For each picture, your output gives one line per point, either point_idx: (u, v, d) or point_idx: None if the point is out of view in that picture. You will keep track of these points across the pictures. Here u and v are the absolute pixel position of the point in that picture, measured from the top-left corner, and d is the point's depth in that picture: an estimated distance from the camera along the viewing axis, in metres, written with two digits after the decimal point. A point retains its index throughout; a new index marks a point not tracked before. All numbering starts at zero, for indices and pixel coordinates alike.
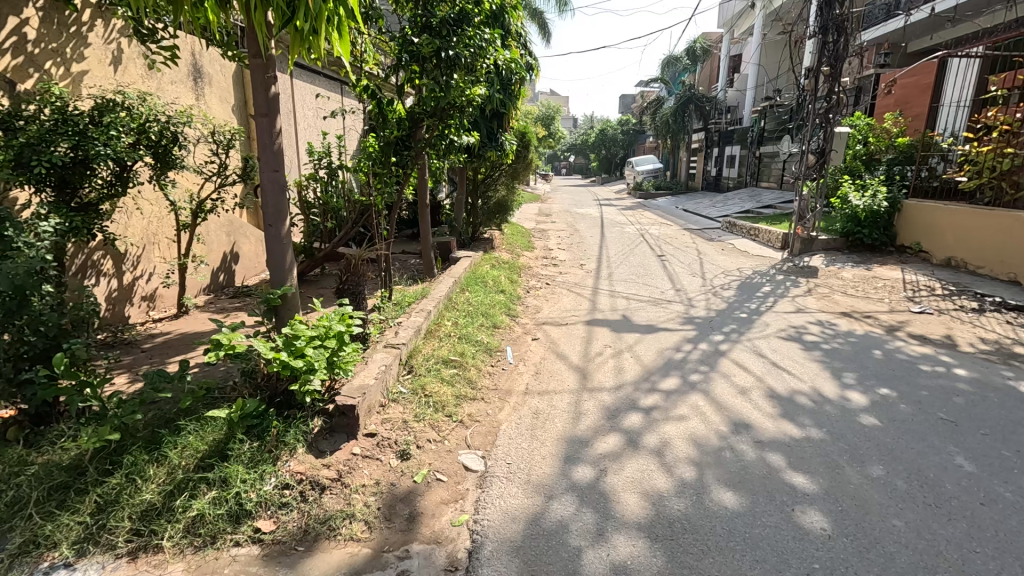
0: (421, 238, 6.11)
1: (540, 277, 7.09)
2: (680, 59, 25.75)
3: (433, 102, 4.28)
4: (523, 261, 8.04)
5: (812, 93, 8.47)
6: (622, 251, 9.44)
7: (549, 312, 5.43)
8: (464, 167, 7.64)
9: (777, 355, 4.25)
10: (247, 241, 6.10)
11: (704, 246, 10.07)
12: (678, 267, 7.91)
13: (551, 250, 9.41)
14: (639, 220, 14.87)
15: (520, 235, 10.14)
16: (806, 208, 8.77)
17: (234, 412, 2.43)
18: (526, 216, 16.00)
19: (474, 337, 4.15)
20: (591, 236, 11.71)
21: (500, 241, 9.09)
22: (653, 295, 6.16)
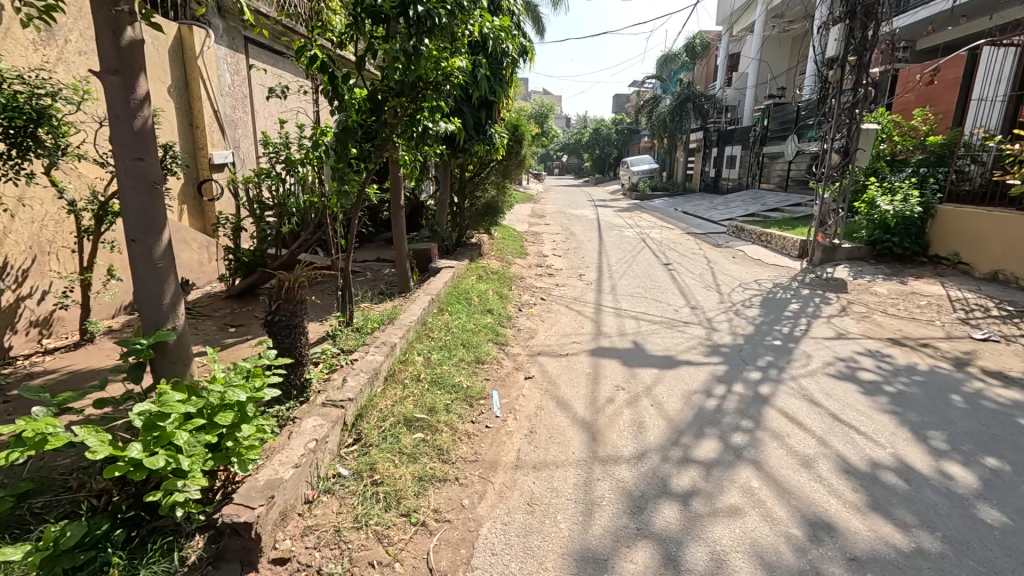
0: (394, 247, 5.17)
1: (534, 291, 6.18)
2: (678, 56, 25.02)
3: (399, 76, 3.35)
4: (515, 270, 7.12)
5: (836, 86, 7.64)
6: (624, 258, 8.57)
7: (545, 338, 4.51)
8: (449, 163, 6.70)
9: (833, 402, 3.36)
10: (185, 248, 5.15)
11: (713, 253, 9.23)
12: (690, 279, 7.04)
13: (546, 257, 8.50)
14: (638, 223, 14.03)
15: (511, 240, 9.24)
16: (827, 212, 7.92)
17: (39, 552, 1.46)
18: (518, 217, 15.10)
19: (450, 381, 3.23)
20: (588, 240, 10.82)
21: (489, 247, 8.16)
22: (666, 315, 5.26)
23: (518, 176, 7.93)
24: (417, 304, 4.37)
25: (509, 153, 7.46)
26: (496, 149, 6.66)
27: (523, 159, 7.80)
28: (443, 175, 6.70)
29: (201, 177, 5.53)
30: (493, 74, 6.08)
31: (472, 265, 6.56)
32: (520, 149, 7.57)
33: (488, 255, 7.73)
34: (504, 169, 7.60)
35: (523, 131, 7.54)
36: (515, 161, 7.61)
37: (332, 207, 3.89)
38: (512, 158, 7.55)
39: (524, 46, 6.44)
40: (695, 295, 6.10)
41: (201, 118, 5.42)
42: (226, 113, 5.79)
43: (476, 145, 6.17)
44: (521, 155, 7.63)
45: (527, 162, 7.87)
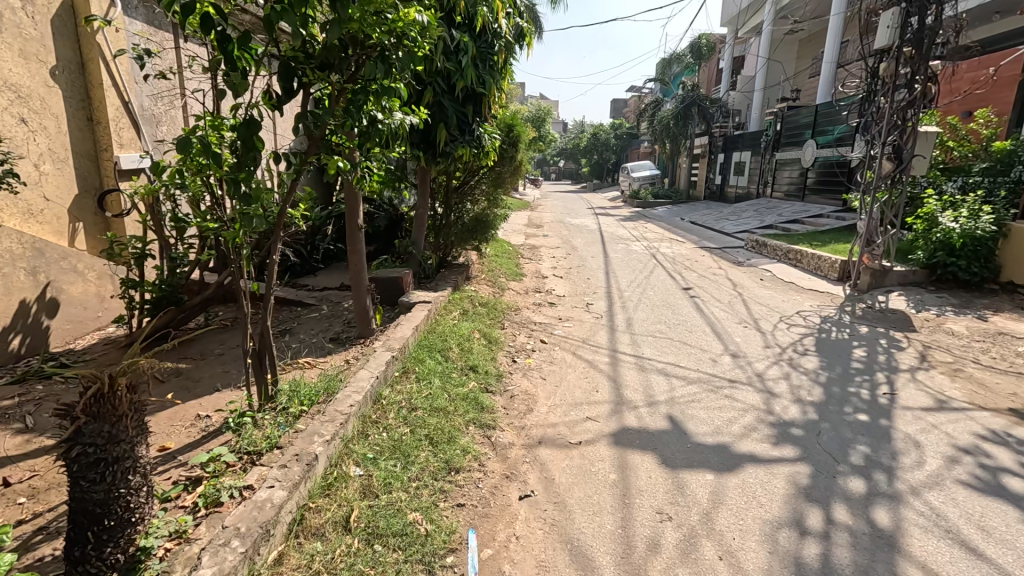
0: (349, 280, 3.95)
1: (532, 329, 4.99)
2: (681, 58, 23.95)
3: (319, 34, 2.08)
4: (509, 299, 5.93)
5: (888, 82, 6.49)
6: (636, 281, 7.39)
7: (547, 412, 3.29)
8: (428, 170, 5.49)
9: (1001, 550, 2.15)
10: (74, 279, 3.92)
11: (736, 273, 8.05)
12: (719, 311, 5.85)
13: (545, 280, 7.30)
14: (644, 234, 12.88)
15: (505, 258, 8.04)
16: (875, 229, 6.77)
17: None
18: (514, 228, 13.93)
19: (397, 528, 2.00)
20: (592, 256, 9.65)
21: (479, 268, 6.96)
22: (704, 371, 4.06)
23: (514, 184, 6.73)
24: (370, 366, 3.15)
25: (503, 156, 6.24)
26: (486, 153, 5.46)
27: (520, 165, 6.59)
28: (419, 184, 5.49)
29: (105, 186, 4.30)
30: (481, 60, 4.87)
31: (457, 295, 5.34)
32: (516, 152, 6.35)
33: (476, 278, 6.52)
34: (497, 177, 6.39)
35: (521, 132, 6.33)
36: (510, 167, 6.41)
37: (237, 238, 2.63)
38: (506, 164, 6.34)
39: (520, 27, 5.26)
40: (732, 337, 4.91)
41: (103, 112, 4.19)
42: (145, 107, 4.57)
43: (460, 149, 4.97)
44: (517, 160, 6.42)
45: (524, 168, 6.67)
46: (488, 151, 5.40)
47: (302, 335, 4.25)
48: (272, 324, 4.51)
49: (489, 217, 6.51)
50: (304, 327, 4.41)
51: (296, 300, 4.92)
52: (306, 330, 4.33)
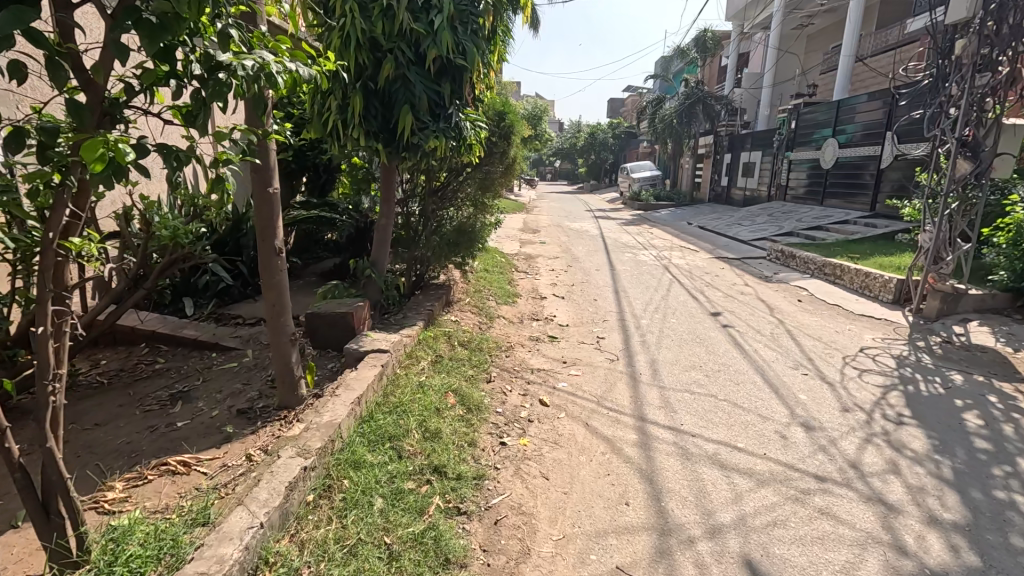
0: (266, 326, 2.75)
1: (528, 381, 3.76)
2: (688, 49, 22.39)
3: None
4: (499, 332, 4.70)
5: (963, 63, 5.31)
6: (653, 303, 6.19)
7: (554, 557, 2.06)
8: (395, 169, 4.18)
9: None
10: None
11: (767, 293, 6.86)
12: (764, 350, 4.65)
13: (543, 302, 6.09)
14: (650, 242, 11.69)
15: (496, 274, 6.80)
16: (944, 244, 5.59)
17: None
18: (509, 233, 12.72)
19: None
20: (596, 268, 8.45)
21: (464, 290, 5.72)
22: (775, 458, 2.84)
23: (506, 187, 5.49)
24: (262, 490, 1.89)
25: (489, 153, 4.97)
26: (469, 148, 4.20)
27: (515, 165, 5.34)
28: (382, 187, 4.17)
29: None
30: (460, 23, 3.64)
31: (431, 332, 4.10)
32: (508, 149, 5.11)
33: (459, 303, 5.29)
34: (485, 179, 5.11)
35: (515, 124, 5.09)
36: (501, 168, 5.15)
37: None
38: (498, 163, 5.10)
39: None
40: (794, 394, 3.70)
41: None
42: None
43: (433, 141, 3.69)
44: (509, 158, 5.17)
45: (519, 169, 5.43)
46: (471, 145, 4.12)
47: (201, 402, 2.98)
48: (168, 381, 3.24)
49: (474, 228, 5.28)
50: (209, 388, 3.15)
51: (212, 343, 3.66)
52: (209, 394, 3.06)
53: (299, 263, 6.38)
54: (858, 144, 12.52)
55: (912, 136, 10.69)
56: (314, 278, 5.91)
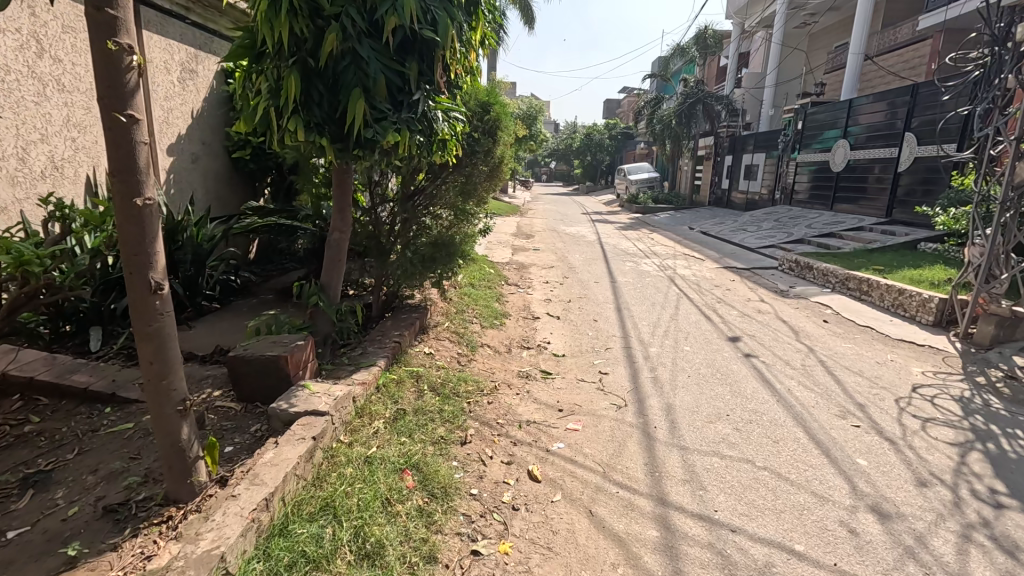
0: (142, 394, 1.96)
1: (515, 441, 2.97)
2: (688, 48, 21.74)
3: None
4: (482, 368, 3.91)
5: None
6: (661, 325, 5.41)
7: None
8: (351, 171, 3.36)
9: None
10: None
11: (787, 312, 6.12)
12: (800, 389, 3.88)
13: (535, 324, 5.32)
14: (651, 249, 10.94)
15: (483, 290, 6.01)
16: (998, 259, 4.84)
17: None
18: (501, 239, 11.92)
19: None
20: (594, 280, 7.68)
21: (444, 311, 4.93)
22: (850, 572, 2.06)
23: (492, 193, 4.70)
24: None
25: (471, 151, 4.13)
26: (442, 144, 3.39)
27: (503, 168, 4.53)
28: (334, 192, 3.34)
29: None
30: None
31: (395, 374, 3.32)
32: (495, 147, 4.29)
33: (437, 329, 4.49)
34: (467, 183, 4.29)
35: (503, 119, 4.28)
36: (486, 170, 4.34)
37: None
38: (483, 165, 4.29)
39: None
40: (851, 458, 2.93)
41: None
42: None
43: (391, 135, 2.87)
44: (495, 159, 4.36)
45: (508, 172, 4.64)
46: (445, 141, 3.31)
47: (60, 490, 2.17)
48: (31, 453, 2.43)
49: (454, 240, 4.48)
50: (81, 466, 2.33)
51: (107, 394, 2.85)
52: (77, 476, 2.26)
53: (256, 277, 5.57)
54: (869, 146, 11.83)
55: (932, 137, 9.97)
56: (270, 296, 5.11)
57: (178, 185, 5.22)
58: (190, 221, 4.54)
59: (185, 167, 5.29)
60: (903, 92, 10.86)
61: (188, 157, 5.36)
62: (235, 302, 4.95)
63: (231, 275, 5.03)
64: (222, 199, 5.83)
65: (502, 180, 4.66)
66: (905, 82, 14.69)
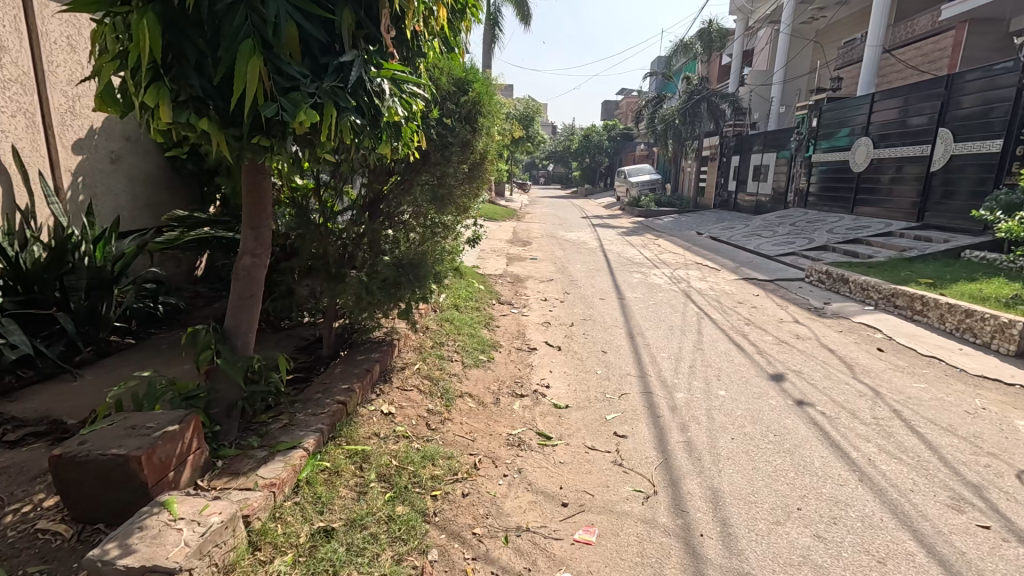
0: None
1: (498, 572, 1.98)
2: (691, 44, 20.86)
3: None
4: (458, 434, 2.93)
5: None
6: (683, 358, 4.45)
7: None
8: (270, 170, 2.36)
9: None
10: None
11: (830, 337, 5.16)
12: (883, 457, 2.92)
13: (531, 359, 4.34)
14: (659, 257, 10.00)
15: (468, 315, 5.03)
16: None
17: None
18: (495, 247, 10.97)
19: None
20: (599, 296, 6.72)
21: (416, 347, 3.95)
22: None
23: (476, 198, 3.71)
24: None
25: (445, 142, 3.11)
26: (399, 131, 2.36)
27: (487, 166, 3.52)
28: (245, 201, 2.35)
29: None
30: None
31: (328, 463, 2.32)
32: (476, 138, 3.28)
33: (405, 374, 3.51)
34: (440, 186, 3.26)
35: (486, 103, 3.28)
36: (465, 168, 3.32)
37: None
38: (461, 163, 3.26)
39: None
40: None
41: None
42: None
43: (305, 113, 1.84)
44: (476, 152, 3.35)
45: (493, 172, 3.64)
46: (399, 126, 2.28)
47: None
48: None
49: (426, 260, 3.49)
50: None
51: None
52: None
53: (192, 302, 4.59)
54: (895, 144, 10.89)
55: (970, 132, 9.06)
56: None
57: (91, 190, 4.24)
58: (87, 238, 3.55)
59: (101, 168, 4.31)
60: (935, 83, 9.92)
61: (106, 155, 4.39)
62: (156, 336, 3.97)
63: (149, 303, 3.97)
64: (154, 207, 4.86)
65: (487, 182, 3.66)
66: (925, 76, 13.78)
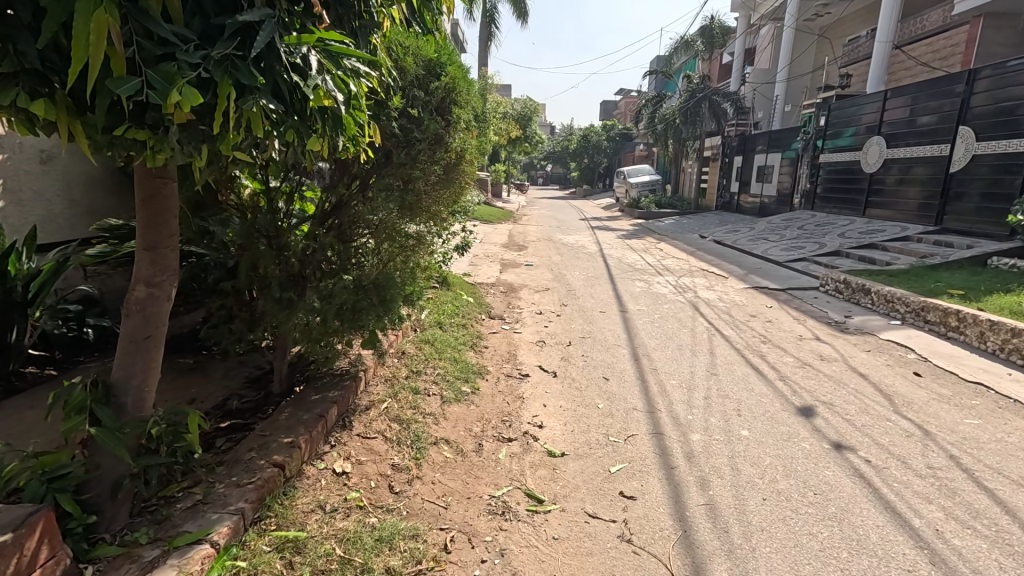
0: None
1: None
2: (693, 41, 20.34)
3: None
4: (427, 500, 2.36)
5: None
6: (696, 387, 3.89)
7: None
8: (174, 173, 1.79)
9: None
10: None
11: (859, 358, 4.61)
12: (953, 526, 2.37)
13: (523, 388, 3.77)
14: (663, 263, 9.45)
15: (453, 335, 4.47)
16: None
17: None
18: (489, 251, 10.41)
19: None
20: (599, 309, 6.16)
21: (388, 379, 3.39)
22: None
23: (455, 205, 3.15)
24: None
25: (412, 136, 2.53)
26: (343, 123, 1.79)
27: (466, 166, 2.95)
28: (139, 213, 1.77)
29: None
30: None
31: (246, 562, 1.75)
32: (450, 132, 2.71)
33: (369, 415, 2.93)
34: (408, 190, 2.69)
35: (463, 92, 2.71)
36: (439, 168, 2.75)
37: None
38: (433, 163, 2.69)
39: None
40: None
41: None
42: None
43: (180, 91, 1.27)
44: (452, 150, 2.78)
45: (474, 173, 3.08)
46: (336, 114, 1.71)
47: None
48: None
49: (396, 279, 2.92)
50: None
51: None
52: None
53: None
54: (910, 143, 10.36)
55: (994, 130, 8.53)
56: None
57: (15, 196, 3.67)
58: None
59: (27, 169, 3.74)
60: (955, 79, 9.39)
61: (35, 155, 3.81)
62: (84, 366, 3.39)
63: (75, 328, 3.40)
64: (97, 214, 4.28)
65: (467, 185, 3.09)
66: (937, 73, 13.26)
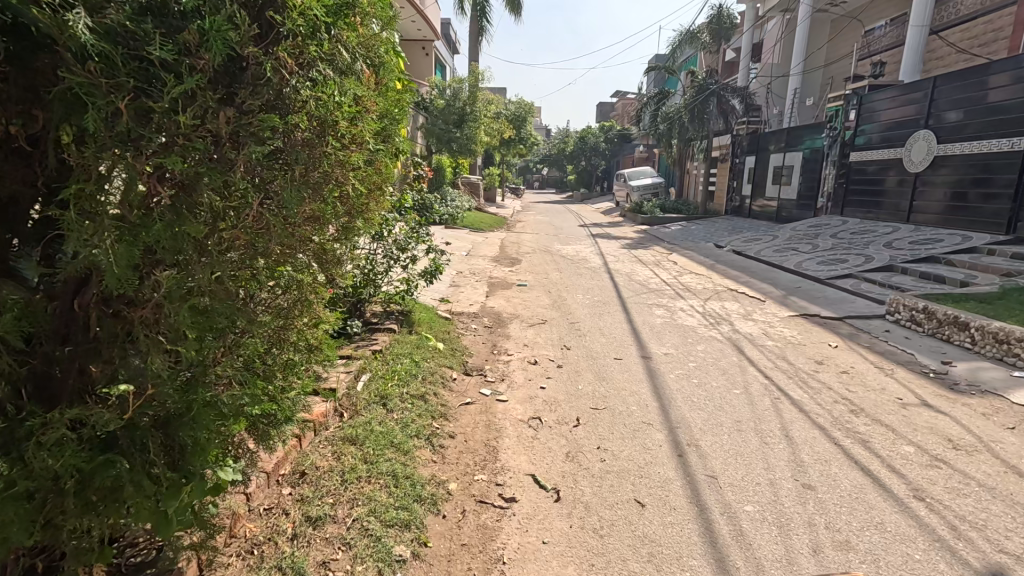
0: None
1: None
2: (699, 32, 18.88)
3: None
4: None
5: None
6: (793, 523, 2.35)
7: None
8: None
9: None
10: None
11: (1010, 446, 3.09)
12: None
13: (504, 536, 2.24)
14: (682, 281, 7.93)
15: (399, 424, 2.92)
16: None
17: None
18: (477, 267, 8.87)
19: None
20: (614, 353, 4.63)
21: (253, 553, 1.89)
22: None
23: (338, 222, 1.70)
24: None
25: (153, 52, 1.05)
26: None
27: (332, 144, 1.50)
28: None
29: None
30: None
31: None
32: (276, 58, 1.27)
33: None
34: (192, 195, 1.19)
35: None
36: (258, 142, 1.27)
37: None
38: (236, 127, 1.22)
39: None
40: None
41: None
42: None
43: None
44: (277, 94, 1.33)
45: (361, 162, 1.63)
46: None
47: None
48: None
49: (214, 403, 1.36)
50: None
51: None
52: None
53: None
54: (967, 136, 8.90)
55: None
56: None
57: None
58: None
59: None
60: (1005, 63, 8.32)
61: None
62: None
63: None
64: None
65: (352, 187, 1.63)
66: (979, 61, 11.83)
